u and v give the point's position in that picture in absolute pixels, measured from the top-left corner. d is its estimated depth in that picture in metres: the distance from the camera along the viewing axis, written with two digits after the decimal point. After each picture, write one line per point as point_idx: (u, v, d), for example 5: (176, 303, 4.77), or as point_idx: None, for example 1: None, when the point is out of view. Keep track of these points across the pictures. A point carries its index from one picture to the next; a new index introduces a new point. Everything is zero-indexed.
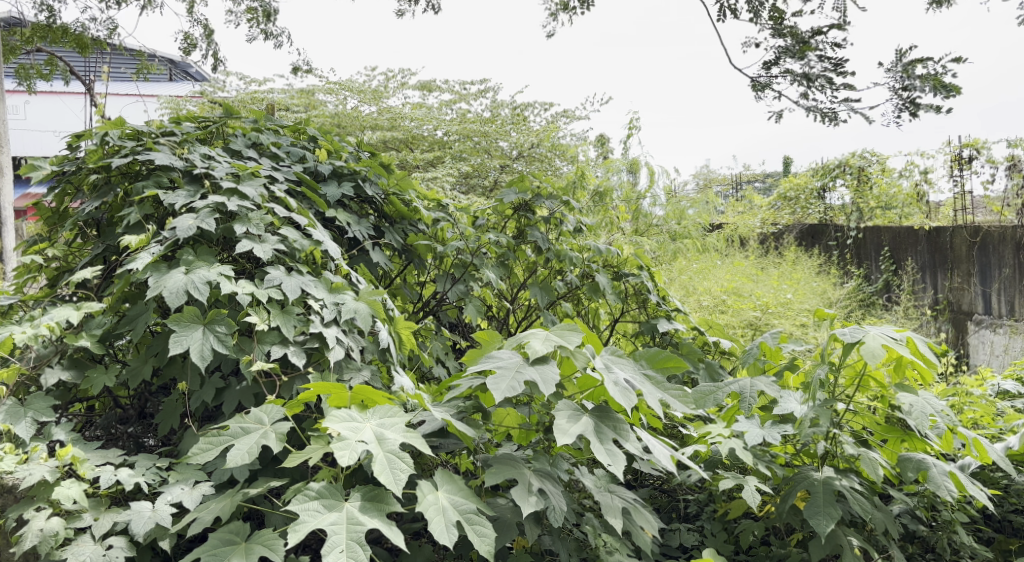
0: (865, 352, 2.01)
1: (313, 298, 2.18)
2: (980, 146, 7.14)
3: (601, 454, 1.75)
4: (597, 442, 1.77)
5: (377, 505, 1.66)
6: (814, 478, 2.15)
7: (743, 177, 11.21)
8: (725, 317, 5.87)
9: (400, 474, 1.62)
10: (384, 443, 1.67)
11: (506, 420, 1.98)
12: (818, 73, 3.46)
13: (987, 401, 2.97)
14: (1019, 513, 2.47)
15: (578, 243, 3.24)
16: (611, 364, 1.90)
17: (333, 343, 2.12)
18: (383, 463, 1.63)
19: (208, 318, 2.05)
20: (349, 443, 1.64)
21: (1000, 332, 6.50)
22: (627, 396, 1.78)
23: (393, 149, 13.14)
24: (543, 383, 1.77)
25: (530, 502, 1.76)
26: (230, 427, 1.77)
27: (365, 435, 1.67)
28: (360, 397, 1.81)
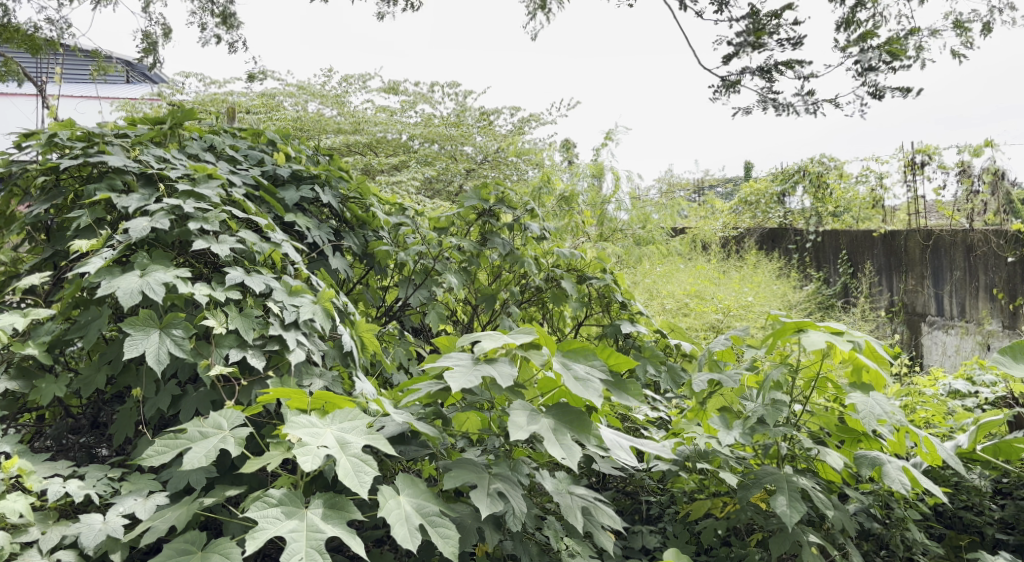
0: (807, 345, 2.06)
1: (273, 299, 2.14)
2: (931, 152, 7.33)
3: (555, 449, 1.75)
4: (551, 439, 1.77)
5: (338, 513, 1.64)
6: (778, 474, 2.16)
7: (705, 183, 11.36)
8: (687, 320, 5.94)
9: (364, 476, 1.61)
10: (347, 447, 1.65)
11: (466, 425, 1.99)
12: (782, 65, 3.52)
13: (938, 401, 3.05)
14: (968, 510, 2.53)
15: (541, 246, 3.25)
16: (567, 362, 1.89)
17: (293, 345, 2.09)
18: (346, 466, 1.62)
19: (165, 322, 2.02)
20: (311, 447, 1.61)
21: (952, 332, 6.66)
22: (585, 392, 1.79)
23: (356, 153, 13.04)
24: (500, 377, 1.77)
25: (489, 505, 1.76)
26: (188, 431, 1.74)
27: (326, 440, 1.65)
28: (321, 401, 1.79)
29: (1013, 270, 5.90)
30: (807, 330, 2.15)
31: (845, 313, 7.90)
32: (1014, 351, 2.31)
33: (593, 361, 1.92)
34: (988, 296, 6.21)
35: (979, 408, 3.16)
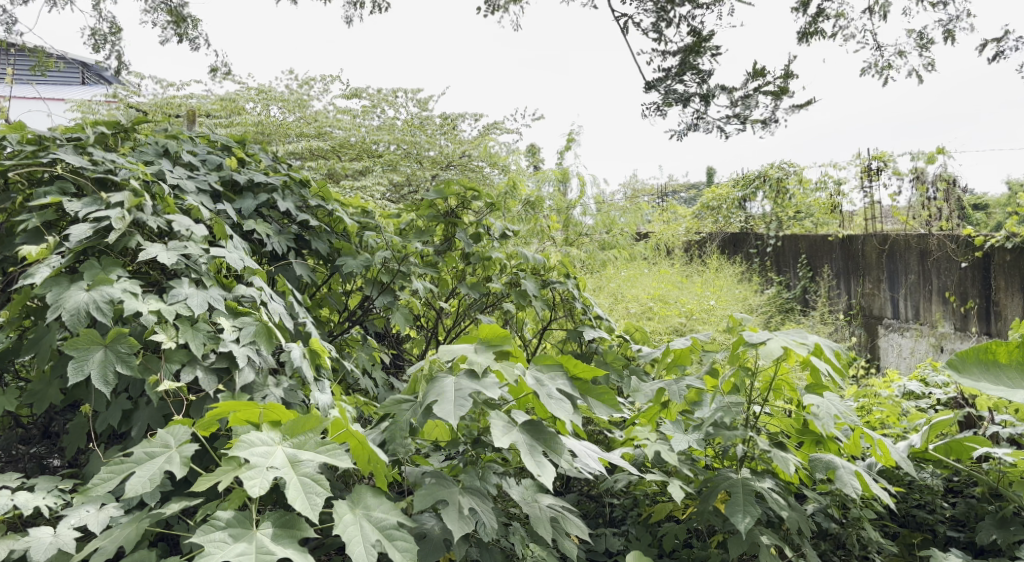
0: (764, 353, 2.09)
1: (219, 317, 2.11)
2: (887, 158, 7.49)
3: (530, 464, 1.75)
4: (527, 454, 1.76)
5: (289, 532, 1.63)
6: (734, 478, 2.20)
7: (668, 188, 11.52)
8: (651, 323, 5.99)
9: (314, 499, 1.60)
10: (298, 466, 1.64)
11: (434, 434, 1.96)
12: (714, 91, 3.55)
13: (893, 402, 3.12)
14: (922, 508, 2.59)
15: (506, 250, 3.26)
16: (539, 376, 1.91)
17: (242, 363, 2.06)
18: (296, 489, 1.60)
19: (109, 340, 1.97)
20: (260, 471, 1.59)
21: (907, 335, 6.79)
22: (559, 408, 1.82)
23: (320, 157, 12.95)
24: (486, 388, 1.78)
25: (459, 524, 1.74)
26: (135, 452, 1.71)
27: (276, 461, 1.62)
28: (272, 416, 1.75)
29: (965, 274, 6.04)
30: (765, 335, 2.16)
31: (804, 316, 8.04)
32: (960, 361, 2.34)
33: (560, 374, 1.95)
34: (941, 299, 6.34)
35: (932, 408, 3.22)
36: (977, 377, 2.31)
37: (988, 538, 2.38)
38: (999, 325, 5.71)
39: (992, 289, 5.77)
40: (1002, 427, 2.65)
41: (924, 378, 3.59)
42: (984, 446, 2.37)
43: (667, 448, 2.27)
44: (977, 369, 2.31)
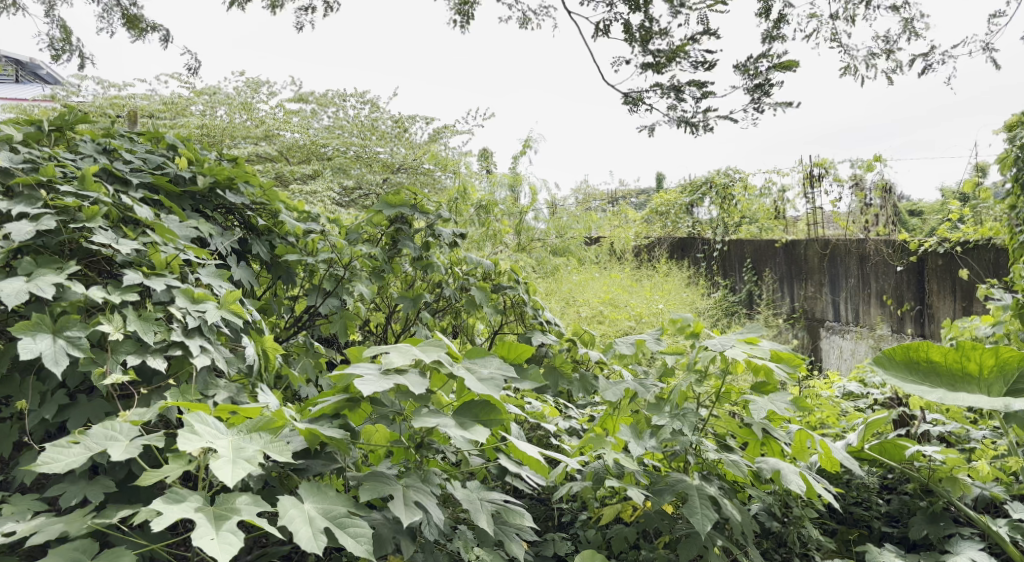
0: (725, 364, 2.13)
1: (179, 301, 2.06)
2: (828, 165, 7.70)
3: (458, 435, 1.79)
4: (455, 428, 1.80)
5: (222, 514, 1.56)
6: (689, 481, 2.21)
7: (618, 194, 11.68)
8: (601, 326, 6.04)
9: (240, 470, 1.57)
10: (239, 449, 1.63)
11: (375, 438, 1.88)
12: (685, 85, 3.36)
13: (832, 403, 3.21)
14: (859, 505, 2.66)
15: (455, 256, 3.27)
16: (472, 366, 1.91)
17: (197, 350, 2.03)
18: (227, 462, 1.57)
19: (58, 325, 1.92)
20: (198, 441, 1.60)
21: (848, 337, 6.96)
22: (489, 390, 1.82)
23: (267, 160, 12.78)
24: (411, 384, 1.78)
25: (407, 514, 1.74)
26: (99, 433, 1.69)
27: (217, 441, 1.62)
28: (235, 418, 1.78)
29: (900, 278, 6.22)
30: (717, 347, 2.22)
31: (749, 319, 8.21)
32: (887, 359, 2.45)
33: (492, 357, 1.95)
34: (879, 302, 6.53)
35: (869, 408, 3.32)
36: (901, 377, 2.42)
37: (919, 533, 2.46)
38: (933, 327, 5.91)
39: (925, 293, 5.96)
40: (933, 426, 2.75)
41: (862, 379, 3.70)
42: (915, 445, 2.48)
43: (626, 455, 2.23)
44: (901, 369, 2.43)
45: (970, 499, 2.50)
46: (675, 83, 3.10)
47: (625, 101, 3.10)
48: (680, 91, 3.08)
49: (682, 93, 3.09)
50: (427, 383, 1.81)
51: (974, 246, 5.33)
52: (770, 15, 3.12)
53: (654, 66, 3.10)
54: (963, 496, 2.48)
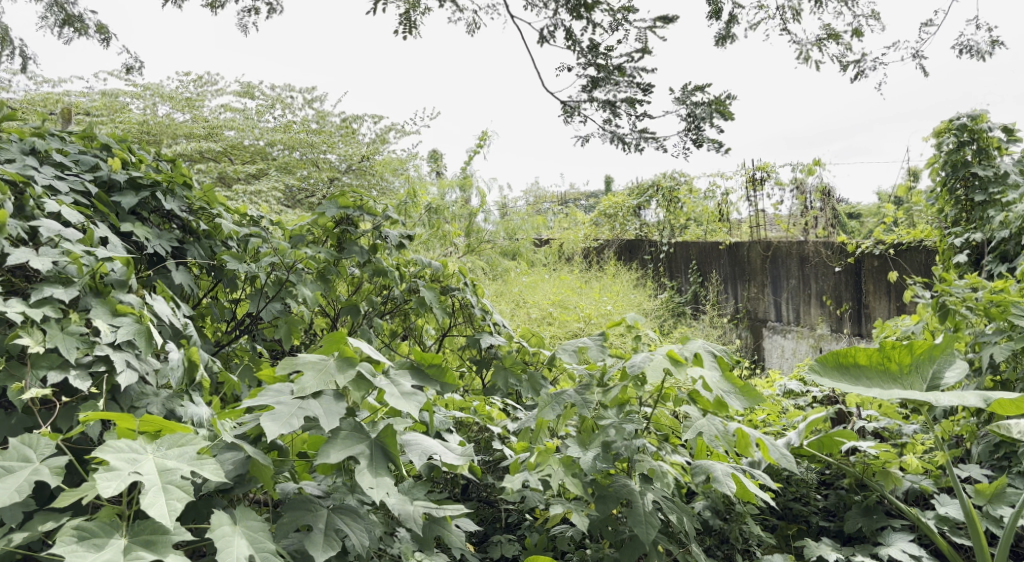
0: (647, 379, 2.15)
1: (95, 317, 1.99)
2: (769, 169, 7.88)
3: (365, 478, 1.70)
4: (365, 469, 1.71)
5: (152, 540, 1.49)
6: (631, 487, 2.24)
7: (568, 196, 11.83)
8: (549, 328, 6.07)
9: (175, 505, 1.49)
10: (164, 473, 1.53)
11: (297, 444, 1.84)
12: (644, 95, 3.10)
13: (773, 401, 3.28)
14: (798, 501, 2.72)
15: (402, 258, 3.25)
16: (396, 376, 1.84)
17: (121, 366, 1.95)
18: (158, 495, 1.49)
19: None
20: (119, 474, 1.48)
21: (789, 336, 7.12)
22: (409, 406, 1.75)
23: (210, 159, 12.54)
24: (324, 417, 1.70)
25: (322, 550, 1.67)
26: None
27: (143, 467, 1.52)
28: (149, 427, 1.62)
29: (839, 278, 6.38)
30: (644, 362, 2.23)
31: (695, 319, 8.35)
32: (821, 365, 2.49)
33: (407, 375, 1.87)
34: (819, 303, 6.70)
35: (808, 406, 3.40)
36: (835, 378, 2.47)
37: (854, 526, 2.53)
38: (869, 326, 6.09)
39: (862, 293, 6.12)
40: (867, 422, 2.83)
41: (802, 377, 3.77)
42: (850, 440, 2.54)
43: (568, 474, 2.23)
44: (835, 371, 2.49)
45: (901, 492, 2.58)
46: (611, 99, 2.98)
47: (562, 112, 3.03)
48: (617, 107, 2.97)
49: (620, 108, 2.98)
50: (344, 407, 1.74)
51: (907, 247, 5.49)
52: (720, 18, 3.05)
53: (594, 81, 3.01)
54: (895, 489, 2.56)
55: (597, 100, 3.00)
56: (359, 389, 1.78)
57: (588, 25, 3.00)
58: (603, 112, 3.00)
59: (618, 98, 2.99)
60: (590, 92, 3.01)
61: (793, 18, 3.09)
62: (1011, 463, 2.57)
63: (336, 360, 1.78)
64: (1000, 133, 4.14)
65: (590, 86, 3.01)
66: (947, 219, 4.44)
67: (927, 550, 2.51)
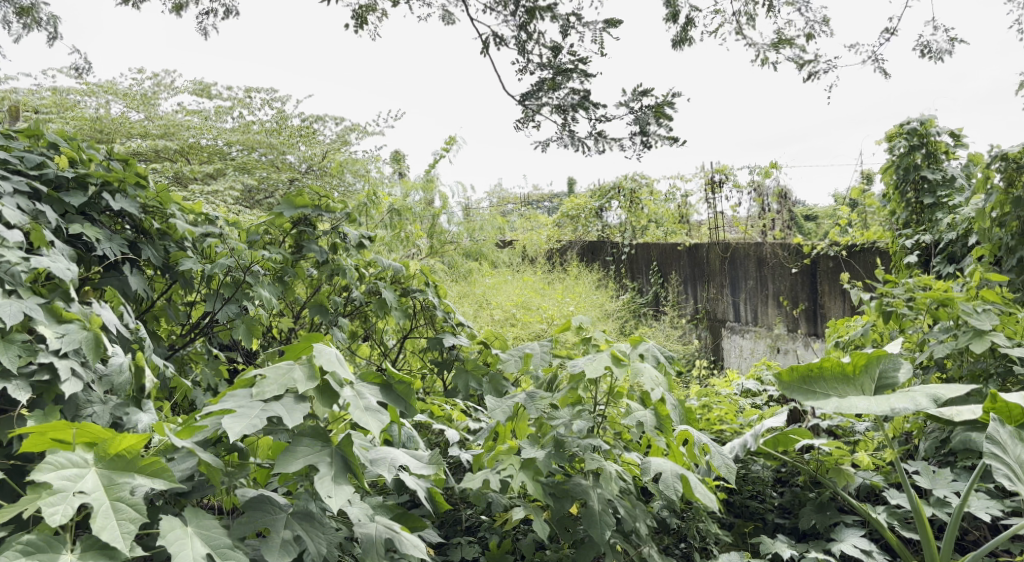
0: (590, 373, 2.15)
1: (38, 325, 1.93)
2: (728, 172, 7.99)
3: (324, 486, 1.68)
4: (325, 479, 1.69)
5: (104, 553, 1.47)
6: (586, 486, 2.24)
7: (531, 198, 11.90)
8: (512, 329, 6.07)
9: (127, 526, 1.45)
10: (113, 489, 1.49)
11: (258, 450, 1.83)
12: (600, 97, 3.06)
13: (730, 401, 3.33)
14: (754, 499, 2.77)
15: (362, 258, 3.22)
16: (362, 390, 1.83)
17: (65, 375, 1.90)
18: (108, 518, 1.45)
19: None
20: (64, 497, 1.44)
21: (748, 336, 7.22)
22: (370, 422, 1.73)
23: (166, 159, 12.32)
24: (287, 416, 1.67)
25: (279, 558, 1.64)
26: None
27: (87, 485, 1.47)
28: (88, 435, 1.54)
29: (795, 279, 6.48)
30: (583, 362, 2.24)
31: (655, 320, 8.43)
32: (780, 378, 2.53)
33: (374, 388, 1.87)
34: (776, 303, 6.80)
35: (765, 405, 3.44)
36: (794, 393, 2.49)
37: (808, 523, 2.57)
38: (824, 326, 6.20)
39: (818, 293, 6.23)
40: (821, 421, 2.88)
41: (760, 376, 3.83)
42: (805, 437, 2.58)
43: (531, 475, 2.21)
44: (796, 386, 2.51)
45: (853, 489, 2.64)
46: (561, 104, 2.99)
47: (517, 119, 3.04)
48: (572, 111, 2.99)
49: (574, 111, 2.99)
50: (307, 410, 1.71)
51: (860, 249, 5.59)
52: (677, 21, 3.08)
53: (547, 82, 3.01)
54: (847, 486, 2.62)
55: (549, 103, 3.01)
56: (321, 398, 1.75)
57: (534, 33, 3.02)
58: (557, 115, 3.02)
59: (570, 102, 3.01)
60: (542, 97, 3.02)
61: (748, 22, 3.13)
62: (956, 458, 2.64)
63: (302, 368, 1.75)
64: (948, 138, 4.25)
65: (546, 88, 3.02)
66: (898, 221, 4.54)
67: (877, 545, 2.57)
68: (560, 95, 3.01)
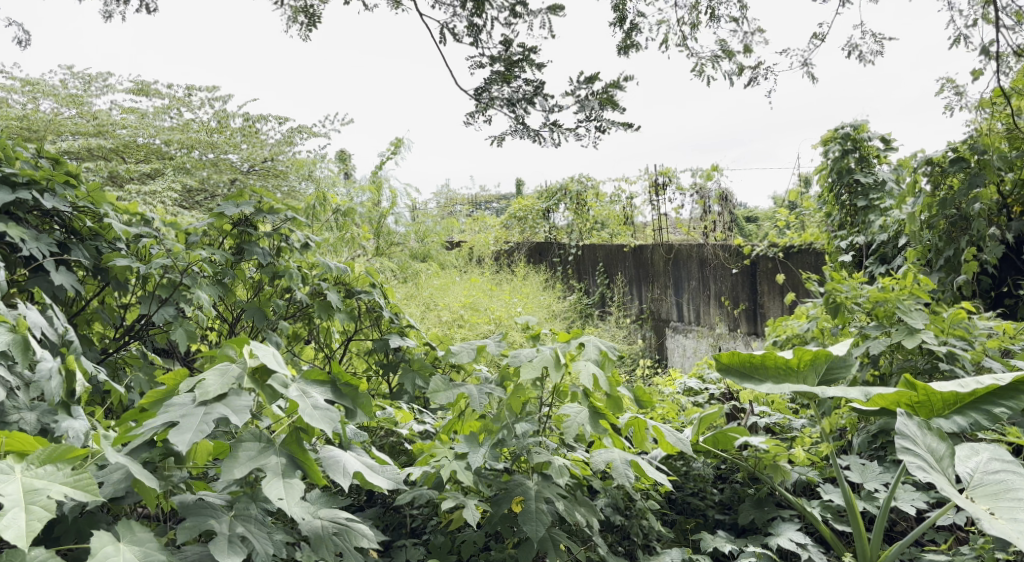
0: (525, 374, 2.19)
1: None
2: (671, 174, 8.11)
3: (276, 487, 1.65)
4: (275, 478, 1.67)
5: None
6: (527, 484, 2.24)
7: (478, 199, 11.93)
8: (460, 329, 6.04)
9: (35, 524, 1.40)
10: (32, 493, 1.44)
11: (200, 455, 1.78)
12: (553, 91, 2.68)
13: (671, 399, 3.38)
14: (695, 495, 2.81)
15: (305, 259, 3.17)
16: (306, 388, 1.80)
17: None
18: (15, 517, 1.40)
19: None
20: None
21: (691, 335, 7.33)
22: (320, 423, 1.69)
23: (100, 159, 11.96)
24: (234, 414, 1.64)
25: (226, 555, 1.61)
26: None
27: (9, 486, 1.43)
28: (16, 446, 1.54)
29: (736, 280, 6.61)
30: (528, 355, 2.27)
31: (601, 321, 8.50)
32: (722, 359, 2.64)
33: (320, 387, 1.84)
34: (718, 303, 6.92)
35: (706, 403, 3.51)
36: (733, 372, 2.61)
37: (747, 518, 2.63)
38: (764, 325, 6.34)
39: (757, 293, 6.37)
40: (759, 418, 2.96)
41: (702, 375, 3.89)
42: (742, 435, 2.62)
43: (464, 466, 2.22)
44: (736, 366, 2.62)
45: (790, 484, 2.70)
46: (512, 95, 2.66)
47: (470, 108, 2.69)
48: (525, 101, 2.67)
49: (529, 103, 2.66)
50: (250, 410, 1.68)
51: (797, 250, 5.73)
52: (623, 26, 3.09)
53: (498, 74, 2.69)
54: (783, 481, 2.68)
55: (501, 95, 2.67)
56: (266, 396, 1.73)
57: (485, 23, 2.76)
58: (511, 109, 2.69)
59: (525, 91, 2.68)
60: (497, 86, 2.68)
61: (691, 32, 3.16)
62: (886, 452, 2.72)
63: (242, 366, 1.73)
64: (880, 143, 4.40)
65: (498, 82, 2.69)
66: (833, 223, 4.66)
67: (813, 537, 2.64)
68: (514, 85, 2.67)
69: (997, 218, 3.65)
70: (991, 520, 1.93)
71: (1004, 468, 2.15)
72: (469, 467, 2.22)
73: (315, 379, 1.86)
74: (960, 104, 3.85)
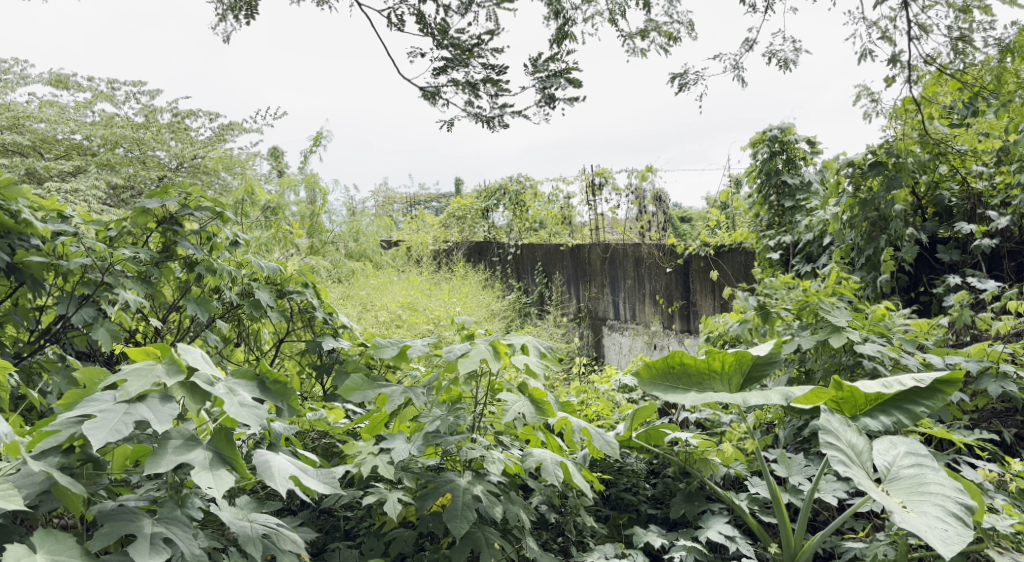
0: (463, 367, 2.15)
1: None
2: (607, 175, 8.20)
3: (203, 477, 1.62)
4: (203, 469, 1.63)
5: None
6: (456, 481, 2.23)
7: (417, 199, 11.86)
8: (397, 329, 5.99)
9: None
10: None
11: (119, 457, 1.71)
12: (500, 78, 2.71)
13: (606, 397, 3.41)
14: (628, 490, 2.84)
15: (235, 258, 3.10)
16: (233, 386, 1.77)
17: None
18: None
19: None
20: None
21: (626, 334, 7.43)
22: (249, 419, 1.67)
23: (18, 154, 11.47)
24: (155, 421, 1.59)
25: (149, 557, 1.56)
26: None
27: None
28: None
29: (670, 278, 6.73)
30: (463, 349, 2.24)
31: (540, 319, 8.55)
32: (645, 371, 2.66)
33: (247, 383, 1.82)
34: (653, 302, 7.03)
35: (641, 400, 3.55)
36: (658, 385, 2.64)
37: (678, 512, 2.67)
38: (697, 323, 6.45)
39: (690, 291, 6.49)
40: (691, 414, 3.00)
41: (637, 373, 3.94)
42: (673, 430, 2.67)
43: (387, 460, 2.20)
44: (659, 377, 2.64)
45: (719, 478, 2.76)
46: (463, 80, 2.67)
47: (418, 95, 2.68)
48: (475, 85, 2.68)
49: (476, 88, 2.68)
50: (172, 411, 1.64)
51: (727, 249, 5.86)
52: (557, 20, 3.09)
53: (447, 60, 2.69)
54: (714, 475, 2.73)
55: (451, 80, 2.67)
56: (190, 396, 1.69)
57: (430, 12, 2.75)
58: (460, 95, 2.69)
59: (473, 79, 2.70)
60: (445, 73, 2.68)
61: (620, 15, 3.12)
62: (811, 444, 2.80)
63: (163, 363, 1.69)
64: (806, 145, 4.53)
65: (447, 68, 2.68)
66: (761, 223, 4.78)
67: (741, 530, 2.69)
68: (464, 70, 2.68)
69: (914, 219, 3.80)
70: (902, 512, 2.02)
71: (918, 463, 2.24)
72: (393, 461, 2.20)
73: (241, 378, 1.83)
74: (877, 111, 3.99)
